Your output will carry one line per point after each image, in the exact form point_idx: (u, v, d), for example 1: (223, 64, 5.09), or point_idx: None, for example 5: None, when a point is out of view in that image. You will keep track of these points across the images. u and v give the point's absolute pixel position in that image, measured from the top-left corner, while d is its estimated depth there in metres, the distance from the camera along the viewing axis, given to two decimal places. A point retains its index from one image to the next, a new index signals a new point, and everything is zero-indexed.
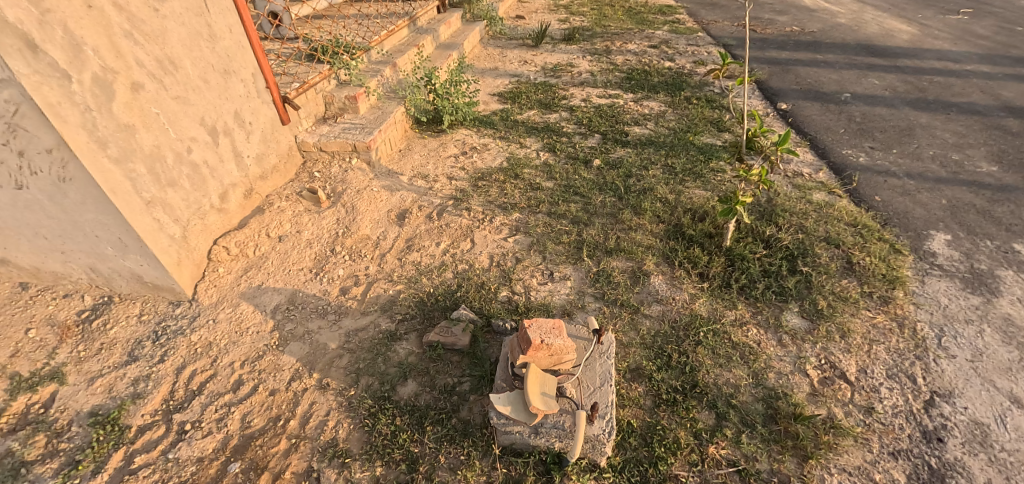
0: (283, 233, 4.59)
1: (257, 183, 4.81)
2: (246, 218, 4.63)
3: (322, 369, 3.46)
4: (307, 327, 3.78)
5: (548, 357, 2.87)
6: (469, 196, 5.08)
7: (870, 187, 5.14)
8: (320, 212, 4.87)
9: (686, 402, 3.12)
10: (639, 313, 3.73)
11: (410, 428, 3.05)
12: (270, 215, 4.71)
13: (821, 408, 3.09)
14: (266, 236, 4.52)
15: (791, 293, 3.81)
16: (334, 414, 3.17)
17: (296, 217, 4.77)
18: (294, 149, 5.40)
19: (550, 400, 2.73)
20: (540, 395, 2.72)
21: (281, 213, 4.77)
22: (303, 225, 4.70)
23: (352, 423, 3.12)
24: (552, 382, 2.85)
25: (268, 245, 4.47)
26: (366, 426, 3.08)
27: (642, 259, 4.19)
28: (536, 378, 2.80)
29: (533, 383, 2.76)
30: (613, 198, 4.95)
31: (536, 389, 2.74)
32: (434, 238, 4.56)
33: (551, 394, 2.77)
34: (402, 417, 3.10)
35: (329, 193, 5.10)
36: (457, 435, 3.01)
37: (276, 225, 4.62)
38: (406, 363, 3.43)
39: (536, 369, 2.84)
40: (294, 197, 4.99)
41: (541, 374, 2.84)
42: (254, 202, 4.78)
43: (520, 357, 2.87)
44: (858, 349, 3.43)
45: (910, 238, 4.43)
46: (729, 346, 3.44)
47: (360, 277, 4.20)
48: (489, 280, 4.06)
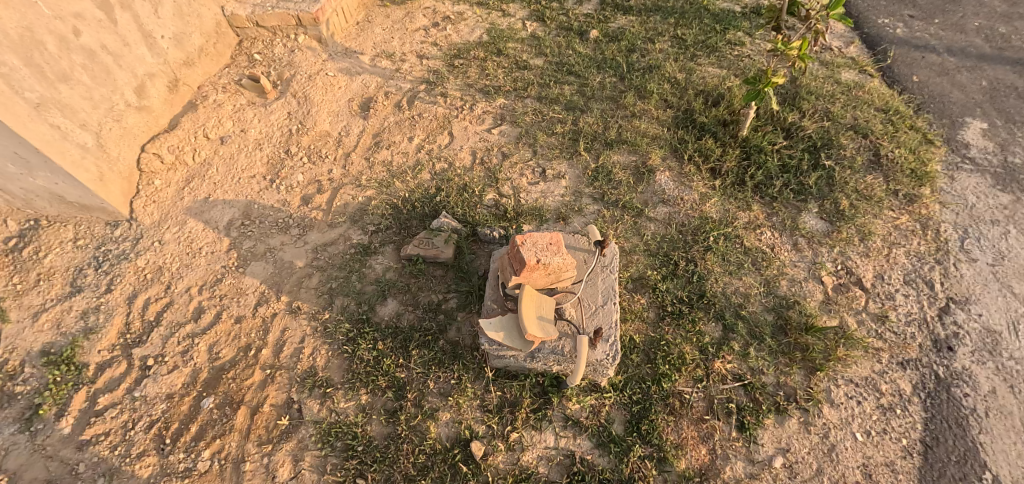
0: (225, 134, 3.93)
1: (181, 71, 3.96)
2: (178, 117, 3.88)
3: (291, 291, 3.10)
4: (268, 244, 3.35)
5: (545, 276, 2.45)
6: (444, 79, 4.29)
7: (906, 64, 4.45)
8: (268, 105, 4.12)
9: (692, 314, 2.90)
10: (643, 217, 3.33)
11: (394, 353, 2.77)
12: (205, 110, 3.95)
13: (833, 317, 2.92)
14: (204, 138, 3.87)
15: (811, 191, 3.42)
16: (309, 341, 2.87)
17: (238, 112, 4.05)
18: (223, 25, 4.38)
19: (547, 325, 2.38)
20: (536, 320, 2.37)
21: (219, 108, 4.01)
22: (248, 122, 4.01)
23: (330, 349, 2.84)
24: (550, 303, 2.48)
25: (209, 149, 3.84)
26: (346, 353, 2.79)
27: (647, 153, 3.67)
28: (531, 301, 2.41)
29: (528, 307, 2.38)
30: (613, 78, 4.24)
31: (531, 314, 2.37)
32: (405, 132, 3.91)
33: (548, 318, 2.42)
34: (384, 342, 2.81)
35: (275, 80, 4.28)
36: (446, 358, 2.75)
37: (215, 124, 3.92)
38: (383, 280, 3.06)
39: (531, 290, 2.44)
40: (232, 87, 4.18)
41: (537, 296, 2.45)
42: (183, 97, 3.99)
43: (512, 278, 2.45)
44: (876, 253, 3.18)
45: (944, 126, 3.96)
46: (741, 252, 3.15)
47: (324, 182, 3.64)
48: (473, 182, 3.55)
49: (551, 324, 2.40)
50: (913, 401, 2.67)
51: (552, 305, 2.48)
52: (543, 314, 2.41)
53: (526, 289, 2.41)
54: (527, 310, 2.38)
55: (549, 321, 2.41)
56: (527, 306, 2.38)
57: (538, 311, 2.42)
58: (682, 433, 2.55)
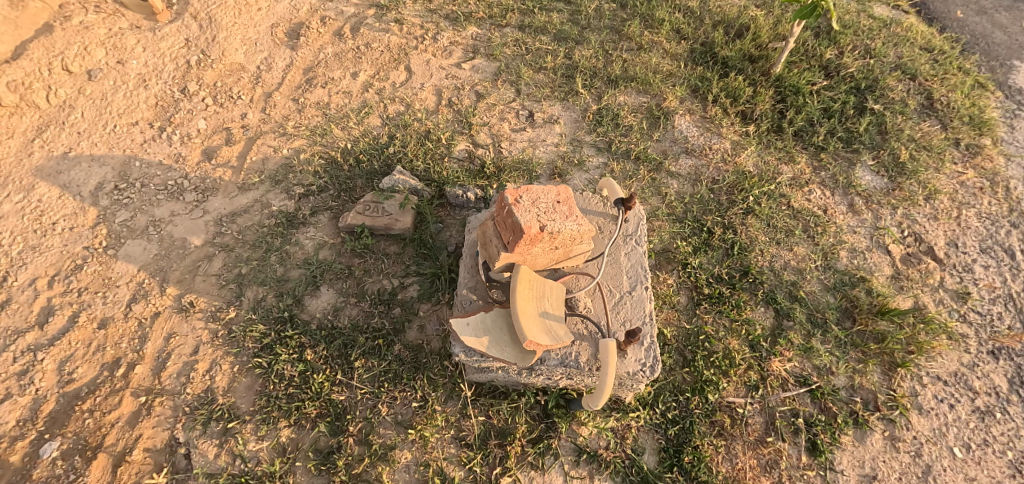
0: (95, 67, 2.78)
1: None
2: (25, 42, 2.74)
3: (182, 281, 2.11)
4: (152, 215, 2.32)
5: (549, 251, 1.63)
6: (399, 1, 3.28)
7: (942, 1, 3.76)
8: (157, 29, 2.99)
9: (736, 297, 2.21)
10: (662, 172, 2.60)
11: (330, 366, 1.91)
12: (64, 34, 2.80)
13: (907, 297, 2.29)
14: (63, 73, 2.71)
15: (862, 140, 2.77)
16: (206, 354, 1.93)
17: (114, 37, 2.89)
18: None
19: (554, 325, 1.62)
20: (537, 320, 1.60)
21: (87, 31, 2.86)
22: (128, 51, 2.87)
23: (236, 364, 1.91)
24: (555, 290, 1.69)
25: (72, 85, 2.71)
26: (259, 369, 1.89)
27: (660, 93, 2.90)
28: (529, 290, 1.62)
29: (524, 299, 1.59)
30: (612, 5, 3.38)
31: (530, 311, 1.59)
32: (348, 66, 2.93)
33: (554, 314, 1.65)
34: (315, 350, 1.93)
35: None
36: (404, 371, 1.93)
37: (79, 53, 2.77)
38: (315, 262, 2.14)
39: (528, 273, 1.63)
40: (108, 7, 3.02)
41: (536, 280, 1.65)
42: (35, 18, 2.85)
43: (500, 261, 1.60)
44: (946, 216, 2.57)
45: (992, 69, 3.35)
46: (788, 216, 2.48)
47: (235, 130, 2.62)
48: (440, 128, 2.67)
49: (558, 324, 1.64)
50: (1013, 400, 2.08)
51: (558, 292, 1.70)
52: (546, 308, 1.64)
53: (522, 270, 1.59)
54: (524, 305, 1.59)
55: (555, 319, 1.64)
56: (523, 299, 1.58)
57: (540, 304, 1.64)
58: (737, 462, 1.86)
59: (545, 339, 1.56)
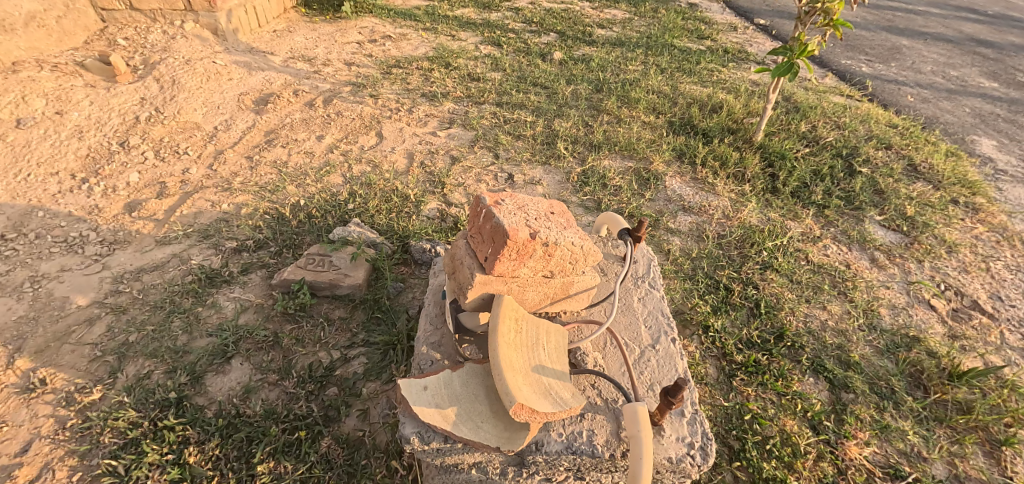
0: (28, 115, 2.58)
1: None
2: None
3: (46, 350, 1.61)
4: (36, 269, 1.88)
5: (542, 279, 1.22)
6: (377, 83, 3.29)
7: (889, 93, 4.06)
8: (113, 88, 2.89)
9: (777, 365, 1.76)
10: (661, 229, 2.31)
11: (216, 472, 1.35)
12: (3, 83, 2.65)
13: (974, 358, 1.89)
14: None
15: (863, 198, 2.62)
16: (38, 454, 1.36)
17: (61, 91, 2.75)
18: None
19: (554, 386, 1.12)
20: (528, 377, 1.10)
21: (33, 83, 2.72)
22: (71, 105, 2.70)
23: (78, 471, 1.33)
24: (554, 337, 1.22)
25: None
26: (111, 477, 1.31)
27: (646, 157, 2.76)
28: (516, 333, 1.16)
29: (508, 345, 1.12)
30: (588, 89, 3.46)
31: (518, 363, 1.11)
32: (314, 131, 2.76)
33: (555, 371, 1.15)
34: (202, 449, 1.38)
35: (136, 64, 3.11)
36: (326, 478, 1.36)
37: (14, 101, 2.59)
38: (230, 328, 1.69)
39: (515, 309, 1.19)
40: (67, 67, 2.92)
41: (526, 321, 1.20)
42: None
43: (474, 292, 1.17)
44: (976, 268, 2.30)
45: (956, 142, 3.45)
46: (810, 271, 2.17)
47: (172, 184, 2.34)
48: (409, 187, 2.39)
49: (560, 384, 1.14)
50: None
51: (558, 340, 1.23)
52: (542, 362, 1.15)
53: (505, 303, 1.15)
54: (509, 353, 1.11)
55: (556, 377, 1.14)
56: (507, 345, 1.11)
57: (533, 355, 1.16)
58: None
59: (541, 405, 1.05)
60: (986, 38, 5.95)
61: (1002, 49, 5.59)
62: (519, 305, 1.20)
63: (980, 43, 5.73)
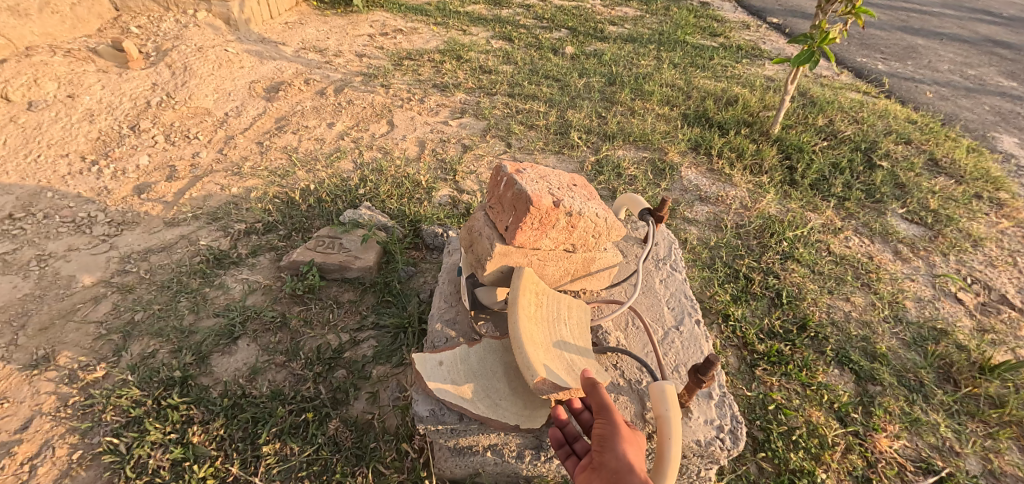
0: (40, 98, 2.59)
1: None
2: None
3: (50, 327, 1.58)
4: (43, 247, 1.87)
5: (562, 254, 1.19)
6: (388, 73, 3.28)
7: (906, 90, 4.00)
8: (125, 74, 2.90)
9: (801, 356, 1.70)
10: (678, 218, 2.25)
11: (220, 453, 1.31)
12: (17, 65, 2.66)
13: (1005, 351, 1.82)
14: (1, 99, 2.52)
15: (884, 191, 2.55)
16: (38, 430, 1.32)
17: (74, 75, 2.76)
18: None
19: (577, 361, 1.08)
20: (551, 352, 1.06)
21: (46, 66, 2.73)
22: (83, 88, 2.70)
23: (78, 449, 1.29)
24: (575, 314, 1.18)
25: (6, 113, 2.48)
26: (112, 456, 1.27)
27: (660, 148, 2.72)
28: (537, 308, 1.12)
29: (529, 319, 1.08)
30: (600, 82, 3.42)
31: (540, 337, 1.07)
32: (325, 118, 2.77)
33: (577, 347, 1.11)
34: (206, 429, 1.34)
35: (149, 51, 3.13)
36: (333, 461, 1.31)
37: (26, 83, 2.60)
38: (238, 308, 1.66)
39: (536, 283, 1.15)
40: (80, 53, 2.94)
41: (548, 296, 1.16)
42: None
43: (492, 265, 1.14)
44: (1003, 262, 2.23)
45: (977, 139, 3.37)
46: (832, 262, 2.10)
47: (181, 168, 2.33)
48: (420, 174, 2.35)
49: (583, 360, 1.09)
50: None
51: (580, 317, 1.19)
52: (565, 338, 1.11)
53: (526, 276, 1.12)
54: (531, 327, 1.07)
55: (578, 354, 1.10)
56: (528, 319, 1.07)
57: (555, 330, 1.12)
58: None
59: (565, 379, 1.00)
60: (1003, 39, 5.87)
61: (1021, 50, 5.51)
62: (540, 279, 1.17)
63: (997, 44, 5.66)
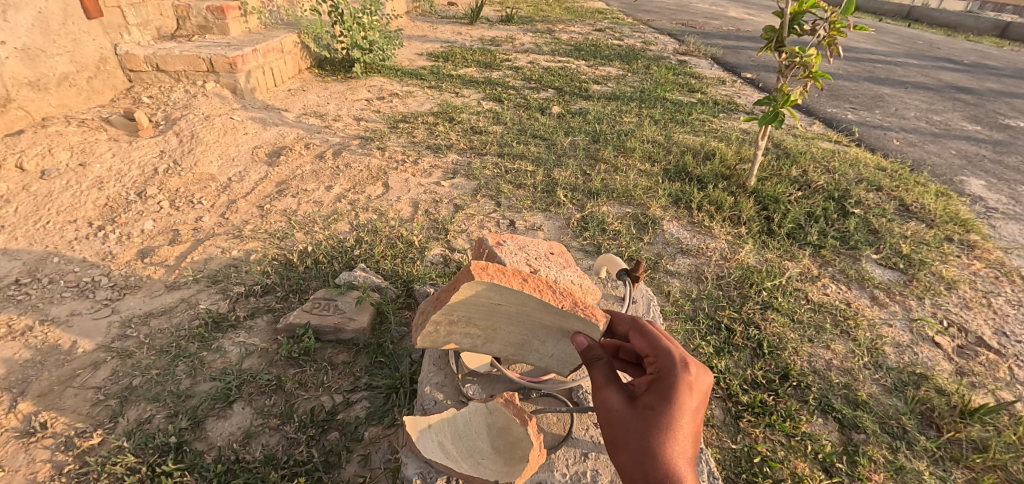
0: (53, 166, 2.74)
1: (20, 91, 2.93)
2: None
3: (49, 394, 1.62)
4: (46, 313, 1.93)
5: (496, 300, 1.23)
6: (384, 136, 3.48)
7: (875, 138, 4.23)
8: (135, 142, 3.07)
9: (783, 406, 1.74)
10: (660, 271, 2.35)
11: None
12: (33, 137, 2.83)
13: (985, 394, 1.86)
14: (15, 169, 2.66)
15: (857, 237, 2.68)
16: None
17: (86, 144, 2.92)
18: (110, 64, 3.56)
19: (555, 322, 1.25)
20: (535, 329, 1.30)
21: (60, 137, 2.90)
22: (94, 156, 2.86)
23: None
24: (479, 293, 1.19)
25: (17, 181, 2.61)
26: None
27: (642, 203, 2.86)
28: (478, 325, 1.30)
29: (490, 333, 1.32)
30: (585, 140, 3.63)
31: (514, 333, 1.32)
32: (323, 182, 2.91)
33: (529, 309, 1.23)
34: None
35: (158, 120, 3.32)
36: None
37: (41, 153, 2.75)
38: (235, 371, 1.71)
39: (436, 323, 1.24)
40: (94, 123, 3.13)
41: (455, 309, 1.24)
42: (11, 124, 2.89)
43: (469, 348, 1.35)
44: (977, 304, 2.30)
45: (945, 183, 3.54)
46: (811, 310, 2.18)
47: (184, 232, 2.44)
48: (413, 234, 2.46)
49: (550, 315, 1.23)
50: None
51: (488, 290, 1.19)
52: (516, 311, 1.25)
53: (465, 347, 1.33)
54: (499, 336, 1.33)
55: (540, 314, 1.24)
56: (491, 343, 1.33)
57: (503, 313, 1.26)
58: None
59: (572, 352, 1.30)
60: (966, 85, 6.24)
61: (982, 95, 5.84)
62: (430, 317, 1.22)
63: (960, 90, 6.01)
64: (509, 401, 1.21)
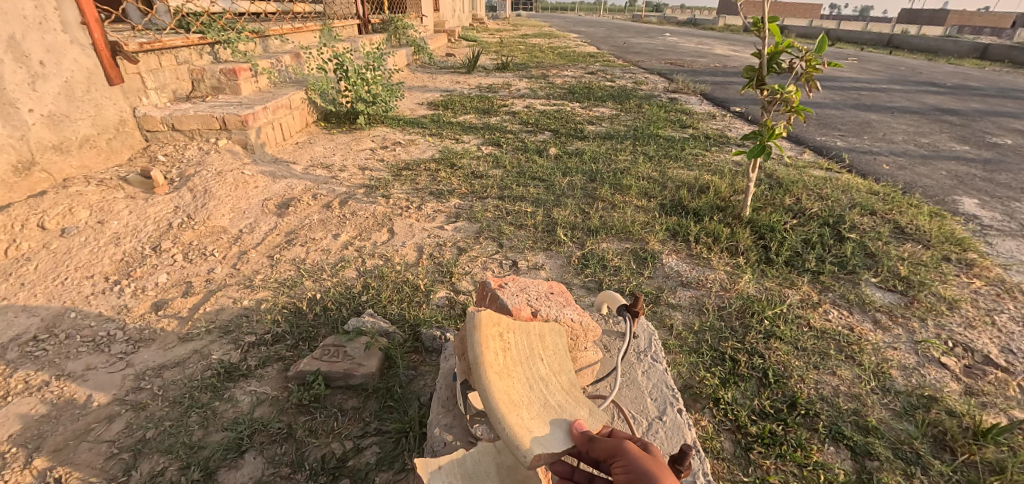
0: (72, 224, 2.86)
1: (44, 154, 3.10)
2: (12, 204, 2.86)
3: (64, 448, 1.65)
4: (62, 367, 1.98)
5: (538, 350, 1.43)
6: (389, 184, 3.62)
7: (866, 163, 4.34)
8: (151, 198, 3.21)
9: (793, 435, 1.74)
10: (662, 304, 2.40)
11: None
12: (55, 197, 2.97)
13: (996, 414, 1.85)
14: (36, 228, 2.77)
15: (855, 262, 2.73)
16: None
17: (105, 202, 3.06)
18: (129, 126, 3.77)
19: (565, 402, 1.29)
20: (540, 406, 1.24)
21: (80, 196, 3.04)
22: (112, 213, 2.99)
23: None
24: (547, 336, 1.49)
25: (37, 240, 2.72)
26: None
27: (641, 237, 2.94)
28: (507, 359, 1.33)
29: (507, 375, 1.28)
30: (582, 179, 3.75)
31: (521, 395, 1.25)
32: (331, 230, 3.02)
33: (553, 382, 1.35)
34: None
35: (173, 177, 3.48)
36: None
37: (61, 212, 2.88)
38: (247, 420, 1.74)
39: (500, 323, 1.39)
40: (112, 182, 3.28)
41: (515, 330, 1.43)
42: (34, 185, 3.04)
43: (490, 358, 1.27)
44: (981, 323, 2.31)
45: (938, 203, 3.60)
46: (814, 336, 2.20)
47: (197, 283, 2.52)
48: (419, 278, 2.53)
49: (567, 396, 1.32)
50: None
51: (551, 342, 1.48)
52: (542, 376, 1.35)
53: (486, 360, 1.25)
54: (507, 382, 1.26)
55: (565, 388, 1.34)
56: (502, 378, 1.25)
57: (532, 369, 1.36)
58: None
59: (557, 438, 1.14)
60: (951, 107, 6.42)
61: (968, 116, 6.00)
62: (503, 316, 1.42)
63: (947, 112, 6.17)
64: None
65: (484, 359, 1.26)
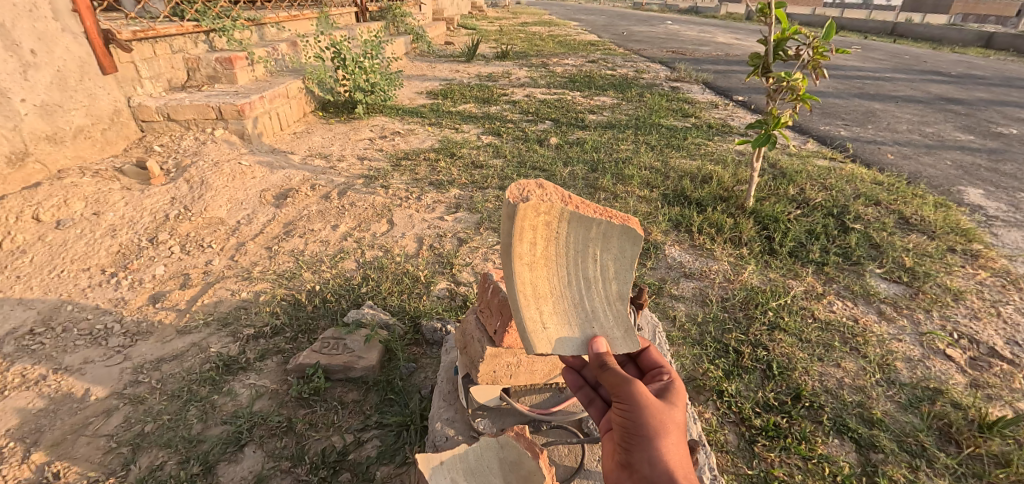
0: (68, 216, 2.82)
1: (38, 145, 3.05)
2: (6, 195, 2.82)
3: (62, 443, 1.63)
4: (59, 361, 1.95)
5: (592, 250, 1.31)
6: (388, 175, 3.57)
7: (870, 153, 4.29)
8: (147, 189, 3.17)
9: (798, 428, 1.72)
10: (665, 295, 2.37)
11: None
12: (49, 189, 2.93)
13: (1001, 406, 1.83)
14: (31, 220, 2.73)
15: (859, 253, 2.70)
16: None
17: (100, 194, 3.02)
18: (123, 116, 3.71)
19: (596, 309, 1.30)
20: (566, 305, 1.29)
21: (74, 187, 3.00)
22: (108, 205, 2.95)
23: None
24: (612, 236, 1.30)
25: (32, 232, 2.68)
26: None
27: (643, 228, 2.90)
28: (550, 250, 1.27)
29: (539, 267, 1.27)
30: (584, 169, 3.70)
31: (550, 288, 1.28)
32: (330, 221, 2.98)
33: (596, 288, 1.31)
34: None
35: (169, 168, 3.44)
36: None
37: (57, 204, 2.84)
38: (247, 413, 1.72)
39: (552, 212, 1.22)
40: (108, 173, 3.24)
41: (570, 221, 1.25)
42: (28, 177, 3.00)
43: (523, 249, 1.22)
44: (986, 314, 2.28)
45: (943, 193, 3.57)
46: (818, 328, 2.18)
47: (195, 275, 2.49)
48: (419, 269, 2.51)
49: (607, 306, 1.31)
50: None
51: (616, 245, 1.32)
52: (587, 277, 1.31)
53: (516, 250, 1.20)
54: (539, 275, 1.27)
55: (604, 296, 1.32)
56: (534, 270, 1.26)
57: (578, 267, 1.31)
58: None
59: (566, 342, 1.24)
60: (956, 96, 6.35)
61: (974, 105, 5.93)
62: (558, 202, 1.21)
63: (951, 101, 6.11)
64: (519, 434, 1.23)
65: (518, 253, 1.21)
